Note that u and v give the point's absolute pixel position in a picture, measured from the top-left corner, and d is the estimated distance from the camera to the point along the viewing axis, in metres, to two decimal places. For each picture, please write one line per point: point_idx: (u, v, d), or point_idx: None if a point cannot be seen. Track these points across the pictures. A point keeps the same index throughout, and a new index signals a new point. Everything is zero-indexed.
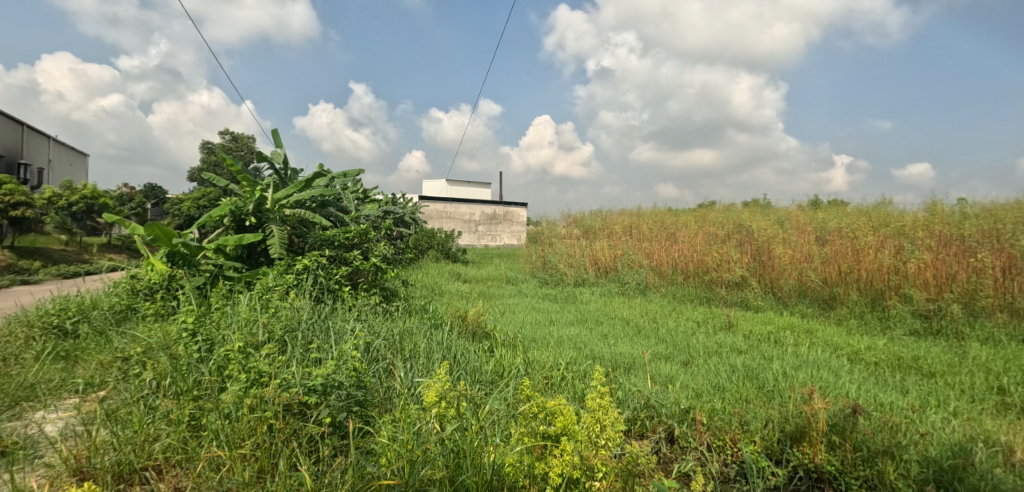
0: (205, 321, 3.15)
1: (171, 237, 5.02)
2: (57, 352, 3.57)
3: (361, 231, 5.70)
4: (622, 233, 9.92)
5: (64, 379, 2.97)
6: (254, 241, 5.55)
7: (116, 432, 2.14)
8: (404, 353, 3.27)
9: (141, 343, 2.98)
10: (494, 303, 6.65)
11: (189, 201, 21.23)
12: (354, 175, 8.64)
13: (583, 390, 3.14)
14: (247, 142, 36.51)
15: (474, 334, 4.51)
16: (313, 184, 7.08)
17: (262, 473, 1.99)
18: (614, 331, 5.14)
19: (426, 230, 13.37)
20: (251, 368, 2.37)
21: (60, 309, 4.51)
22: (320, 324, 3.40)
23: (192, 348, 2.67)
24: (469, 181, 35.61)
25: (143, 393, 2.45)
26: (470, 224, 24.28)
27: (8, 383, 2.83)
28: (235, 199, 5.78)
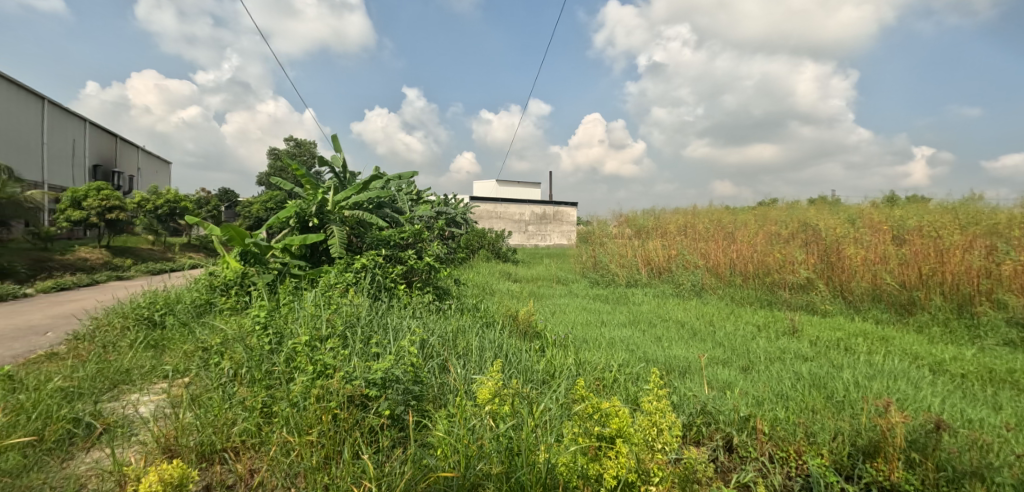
0: (275, 315, 3.35)
1: (243, 237, 5.39)
2: (148, 341, 3.92)
3: (415, 231, 5.87)
4: (675, 233, 9.62)
5: (154, 365, 3.25)
6: (317, 241, 5.84)
7: (199, 414, 2.32)
8: (457, 350, 3.33)
9: (220, 335, 3.22)
10: (545, 303, 6.66)
11: (258, 204, 22.68)
12: (408, 177, 8.90)
13: (636, 393, 3.07)
14: (309, 147, 38.50)
15: (525, 334, 4.53)
16: (370, 186, 7.36)
17: (329, 460, 2.11)
18: (668, 333, 5.00)
19: (477, 230, 13.56)
20: (317, 360, 2.49)
21: (150, 302, 4.95)
22: (377, 320, 3.53)
23: (263, 339, 2.84)
24: (520, 182, 35.78)
25: (222, 381, 2.65)
26: (520, 224, 24.41)
27: (107, 368, 3.14)
28: (299, 201, 6.13)
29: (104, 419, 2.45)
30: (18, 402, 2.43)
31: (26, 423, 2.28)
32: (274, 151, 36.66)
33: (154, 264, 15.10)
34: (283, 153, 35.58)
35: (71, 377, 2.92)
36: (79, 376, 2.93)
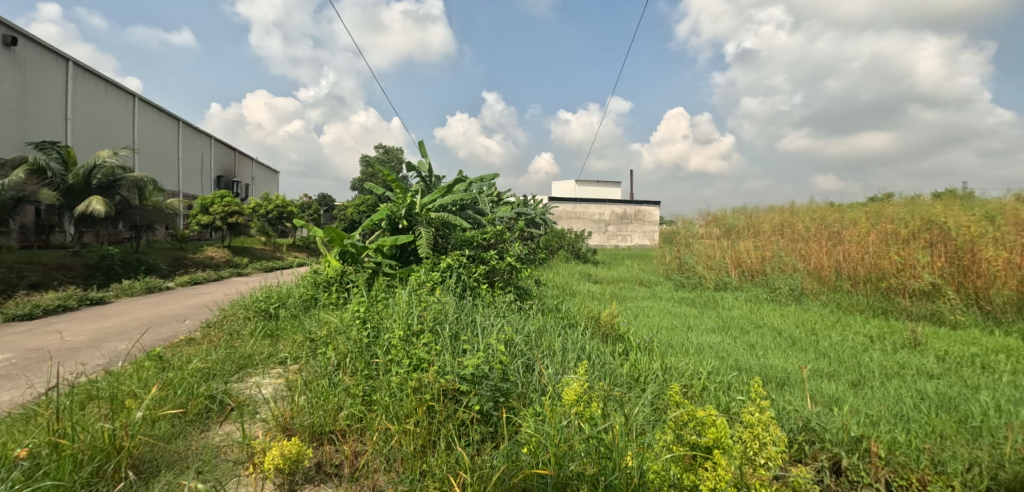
0: (372, 310, 3.58)
1: (342, 238, 5.83)
2: (265, 330, 4.38)
3: (497, 232, 5.97)
4: (771, 233, 8.93)
5: (271, 352, 3.62)
6: (406, 242, 6.15)
7: (310, 398, 2.55)
8: (542, 350, 3.35)
9: (325, 327, 3.50)
10: (628, 305, 6.51)
11: (353, 207, 24.39)
12: (490, 179, 9.09)
13: (729, 403, 2.90)
14: (397, 153, 40.78)
15: (607, 336, 4.45)
16: (454, 189, 7.63)
17: (425, 448, 2.24)
18: (764, 341, 4.67)
19: (557, 231, 13.58)
20: (413, 354, 2.62)
21: (266, 297, 5.51)
22: (464, 318, 3.64)
23: (364, 333, 3.05)
24: (600, 182, 35.26)
25: (329, 368, 2.87)
26: (600, 224, 24.10)
27: (234, 352, 3.55)
28: (390, 204, 6.51)
29: (234, 398, 2.76)
30: (167, 378, 2.80)
31: (174, 396, 2.62)
32: (366, 157, 39.15)
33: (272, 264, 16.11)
34: (374, 160, 37.95)
35: (207, 359, 3.33)
36: (212, 359, 3.32)
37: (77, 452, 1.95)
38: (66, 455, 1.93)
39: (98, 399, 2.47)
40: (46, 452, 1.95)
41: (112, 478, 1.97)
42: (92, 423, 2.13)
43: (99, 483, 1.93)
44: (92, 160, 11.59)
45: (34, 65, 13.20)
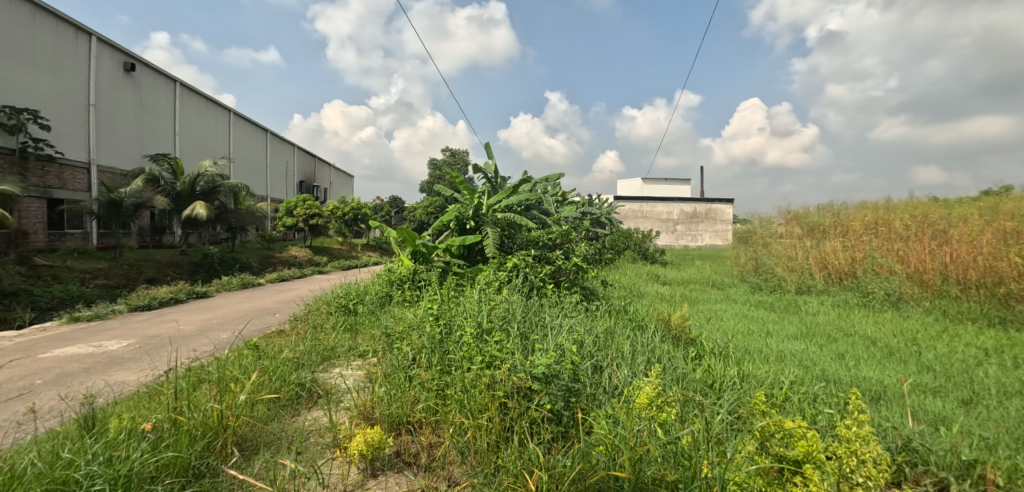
0: (443, 308, 3.69)
1: (413, 238, 6.06)
2: (345, 325, 4.65)
3: (563, 231, 5.93)
4: (861, 231, 8.14)
5: (351, 345, 3.85)
6: (473, 242, 6.27)
7: (389, 389, 2.68)
8: (611, 351, 3.29)
9: (401, 323, 3.67)
10: (699, 308, 6.24)
11: (422, 209, 25.31)
12: (554, 178, 9.07)
13: (817, 416, 2.70)
14: (463, 156, 41.82)
15: (677, 340, 4.28)
16: (519, 190, 7.69)
17: (499, 444, 2.28)
18: (854, 350, 4.29)
19: (623, 230, 13.29)
20: (486, 352, 2.68)
21: (345, 294, 5.85)
22: (532, 318, 3.66)
23: (436, 329, 3.16)
24: (667, 180, 34.16)
25: (406, 363, 3.00)
26: (668, 224, 23.33)
27: (319, 344, 3.80)
28: (458, 206, 6.68)
29: (320, 387, 2.97)
30: (264, 365, 3.06)
31: (270, 382, 2.86)
32: (434, 160, 40.43)
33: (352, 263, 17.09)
34: (441, 163, 39.10)
35: (295, 350, 3.60)
36: (300, 350, 3.58)
37: (193, 428, 2.19)
38: (184, 430, 2.17)
39: (206, 382, 2.75)
40: (166, 426, 2.19)
41: (220, 453, 2.19)
42: (204, 403, 2.37)
43: (210, 455, 2.16)
44: (195, 170, 12.86)
45: (148, 87, 14.82)
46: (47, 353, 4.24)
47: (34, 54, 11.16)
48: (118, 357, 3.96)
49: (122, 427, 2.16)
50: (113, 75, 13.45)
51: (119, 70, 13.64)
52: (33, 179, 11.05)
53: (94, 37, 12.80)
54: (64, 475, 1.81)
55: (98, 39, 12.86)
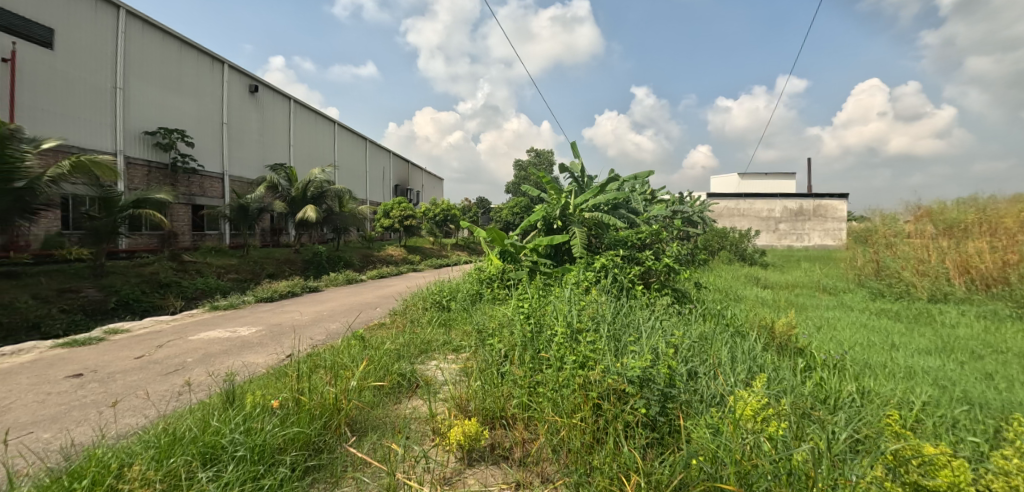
0: (534, 306, 3.72)
1: (502, 238, 6.19)
2: (440, 320, 4.87)
3: (653, 231, 5.72)
4: (1015, 229, 6.95)
5: (446, 340, 4.02)
6: (560, 242, 6.25)
7: (483, 383, 2.77)
8: (710, 356, 3.11)
9: (492, 321, 3.76)
10: (808, 315, 5.69)
11: (508, 209, 25.76)
12: (643, 176, 8.78)
13: (960, 443, 2.35)
14: (548, 156, 41.98)
15: (783, 349, 3.95)
16: (606, 189, 7.54)
17: (593, 444, 2.27)
18: (1006, 370, 3.67)
19: (717, 230, 12.54)
20: (579, 352, 2.66)
21: (438, 291, 6.13)
22: (622, 319, 3.56)
23: (527, 327, 3.19)
24: (766, 175, 31.69)
25: (498, 358, 3.06)
26: (768, 222, 21.59)
27: (416, 338, 4.02)
28: (545, 205, 6.73)
29: (420, 378, 3.15)
30: (370, 355, 3.31)
31: (376, 370, 3.09)
32: (519, 161, 40.93)
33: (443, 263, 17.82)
34: (527, 164, 39.50)
35: (396, 342, 3.84)
36: (400, 342, 3.82)
37: (313, 408, 2.43)
38: (305, 408, 2.42)
39: (322, 367, 3.03)
40: (290, 405, 2.45)
41: (335, 431, 2.41)
42: (321, 386, 2.62)
43: (327, 433, 2.38)
44: (307, 177, 14.18)
45: (268, 104, 16.61)
46: (195, 335, 4.92)
47: (181, 83, 12.97)
48: (248, 342, 4.48)
49: (256, 402, 2.45)
50: (241, 96, 15.25)
51: (245, 92, 15.45)
52: (181, 188, 12.86)
53: (226, 64, 14.60)
54: (213, 440, 2.09)
55: (229, 66, 14.65)
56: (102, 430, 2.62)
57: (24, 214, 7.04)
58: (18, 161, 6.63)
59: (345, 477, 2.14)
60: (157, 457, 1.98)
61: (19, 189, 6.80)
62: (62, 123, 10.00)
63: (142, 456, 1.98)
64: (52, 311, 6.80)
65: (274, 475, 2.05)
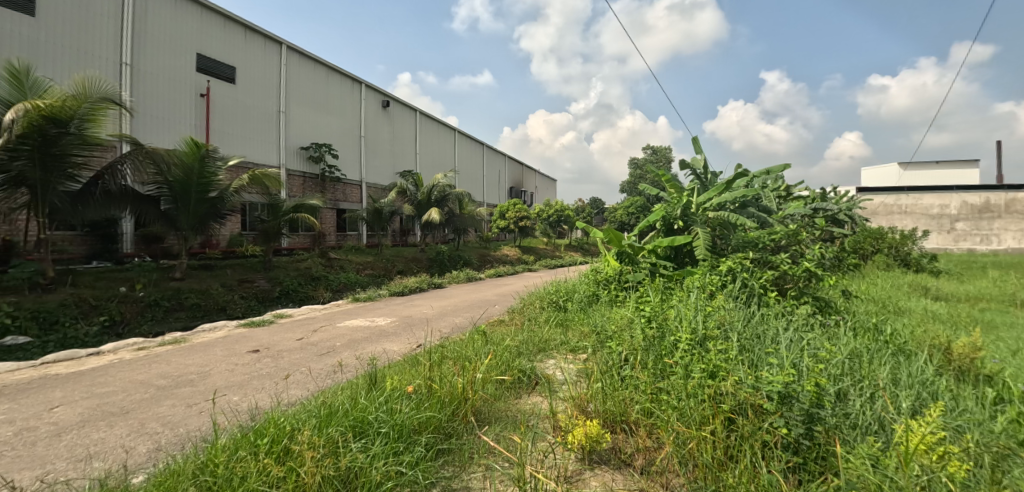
0: (657, 309, 3.55)
1: (619, 239, 6.03)
2: (557, 320, 4.92)
3: (789, 232, 5.10)
4: None
5: (563, 340, 4.04)
6: (681, 243, 5.90)
7: (603, 385, 2.74)
8: (866, 376, 2.70)
9: (613, 323, 3.68)
10: (999, 336, 4.68)
11: (625, 210, 25.06)
12: (777, 171, 7.96)
13: None
14: (665, 153, 40.12)
15: (963, 376, 3.29)
16: (733, 186, 7.00)
17: (726, 462, 2.13)
18: None
19: (871, 230, 11.03)
20: (709, 361, 2.51)
21: (555, 291, 6.20)
22: (755, 329, 3.25)
23: (649, 331, 3.07)
24: (938, 164, 26.81)
25: (619, 361, 2.98)
26: (940, 221, 18.28)
27: (535, 336, 4.10)
28: (664, 205, 6.44)
29: (540, 375, 3.22)
30: (493, 350, 3.45)
31: (499, 365, 3.22)
32: (635, 159, 39.60)
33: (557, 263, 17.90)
34: (643, 161, 38.06)
35: (515, 338, 3.97)
36: (520, 339, 3.94)
37: (443, 395, 2.61)
38: (436, 395, 2.61)
39: (449, 358, 3.25)
40: (423, 391, 2.66)
41: (463, 420, 2.58)
42: (449, 376, 2.81)
43: (455, 420, 2.55)
44: (432, 182, 15.22)
45: (398, 116, 18.19)
46: (342, 323, 5.59)
47: (328, 102, 14.73)
48: (384, 331, 4.95)
49: (394, 387, 2.70)
50: (375, 111, 16.93)
51: (379, 107, 17.09)
52: (328, 194, 14.58)
53: (363, 84, 16.30)
54: (361, 416, 2.34)
55: (366, 85, 16.33)
56: (277, 397, 3.10)
57: (216, 218, 8.59)
58: (213, 176, 8.08)
59: (473, 464, 2.28)
60: (319, 425, 2.27)
61: (213, 198, 8.32)
62: (242, 143, 11.97)
63: (308, 423, 2.28)
64: (235, 297, 8.18)
65: (411, 453, 2.23)
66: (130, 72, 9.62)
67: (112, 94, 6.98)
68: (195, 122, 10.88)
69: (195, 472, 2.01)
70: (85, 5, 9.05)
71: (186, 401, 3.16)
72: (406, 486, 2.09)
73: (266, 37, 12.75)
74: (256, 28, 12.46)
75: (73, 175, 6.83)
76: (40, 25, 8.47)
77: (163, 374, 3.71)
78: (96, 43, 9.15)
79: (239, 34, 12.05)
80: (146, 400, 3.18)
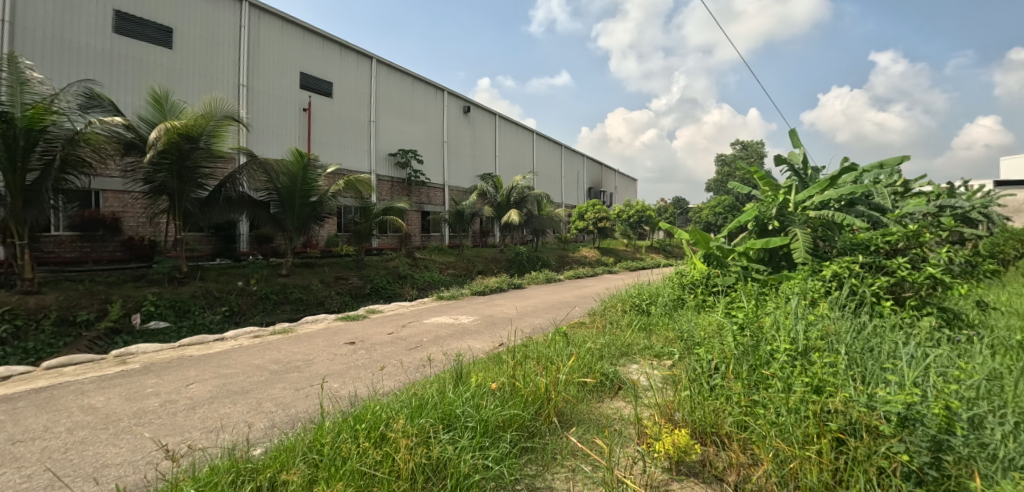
0: (752, 316, 3.32)
1: (707, 241, 5.71)
2: (640, 323, 4.79)
3: (907, 233, 4.49)
4: None
5: (647, 345, 3.93)
6: (778, 245, 5.47)
7: (692, 394, 2.62)
8: (1010, 402, 2.34)
9: (703, 329, 3.51)
10: None
11: (712, 210, 23.77)
12: (893, 164, 7.13)
13: None
14: (757, 148, 37.51)
15: None
16: (839, 182, 6.39)
17: (833, 486, 1.95)
18: None
19: (1012, 231, 9.51)
20: (814, 375, 2.32)
21: (637, 294, 6.04)
22: (867, 341, 2.93)
23: (743, 339, 2.89)
24: None
25: (709, 370, 2.84)
26: None
27: (618, 340, 4.01)
28: (758, 204, 6.05)
29: (623, 380, 3.16)
30: (575, 352, 3.43)
31: (581, 367, 3.20)
32: (723, 156, 37.41)
33: (639, 265, 17.38)
34: (732, 158, 35.89)
35: (597, 341, 3.93)
36: (602, 342, 3.90)
37: (527, 394, 2.66)
38: (520, 394, 2.65)
39: (531, 358, 3.28)
40: (507, 389, 2.71)
41: (546, 419, 2.60)
42: (533, 375, 2.84)
43: (538, 420, 2.58)
44: (511, 184, 15.45)
45: (479, 121, 18.71)
46: (428, 319, 5.87)
47: (414, 110, 15.49)
48: (468, 329, 5.12)
49: (478, 384, 2.77)
50: (457, 116, 17.52)
51: (461, 113, 17.68)
52: (414, 197, 15.31)
53: (446, 92, 16.96)
54: (449, 409, 2.44)
55: (448, 93, 16.97)
56: (373, 387, 3.32)
57: (316, 221, 9.33)
58: (314, 182, 8.81)
59: (557, 465, 2.29)
60: (411, 415, 2.40)
61: (314, 202, 9.04)
62: (339, 151, 12.95)
63: (402, 412, 2.42)
64: (332, 292, 8.86)
65: (497, 449, 2.29)
66: (246, 93, 10.78)
67: (232, 111, 7.84)
68: (299, 133, 11.95)
69: (305, 450, 2.21)
70: (211, 36, 10.27)
71: (296, 384, 3.49)
72: (492, 480, 2.14)
73: (359, 52, 13.68)
74: (350, 45, 13.41)
75: (201, 184, 7.77)
76: (176, 56, 9.73)
77: (275, 360, 4.12)
78: (219, 68, 10.36)
79: (336, 52, 13.04)
80: (262, 382, 3.55)
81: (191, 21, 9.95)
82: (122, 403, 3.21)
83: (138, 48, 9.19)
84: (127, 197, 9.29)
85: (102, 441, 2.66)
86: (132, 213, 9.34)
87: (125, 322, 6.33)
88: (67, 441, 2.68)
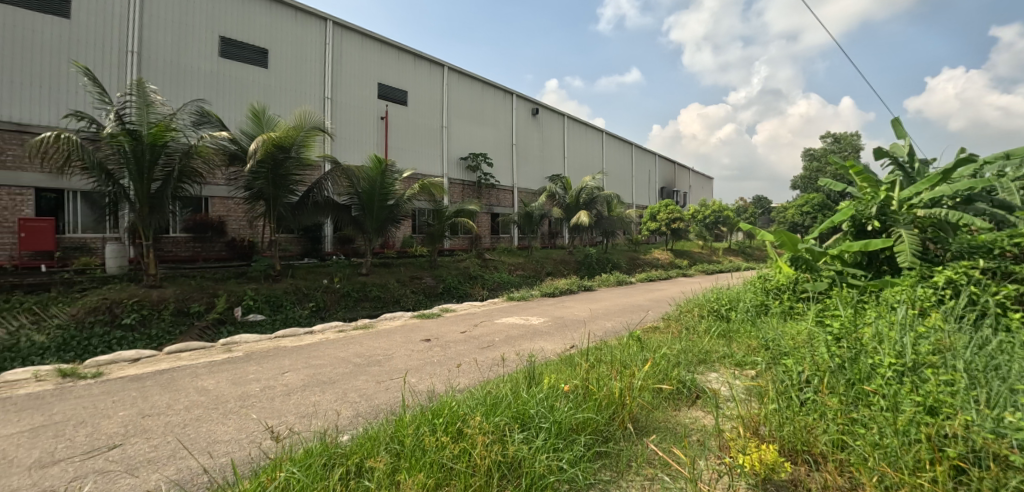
0: (848, 325, 3.05)
1: (795, 242, 5.30)
2: (720, 331, 4.55)
3: None
4: None
5: (727, 353, 3.72)
6: (879, 248, 4.97)
7: (781, 406, 2.45)
8: None
9: (791, 338, 3.27)
10: None
11: (798, 209, 22.06)
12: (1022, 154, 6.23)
13: None
14: (851, 141, 34.34)
15: None
16: (953, 176, 5.69)
17: None
18: None
19: None
20: (928, 394, 2.10)
21: (715, 299, 5.74)
22: (991, 357, 2.60)
23: (840, 350, 2.66)
24: None
25: (799, 382, 2.65)
26: None
27: (695, 347, 3.83)
28: (855, 203, 5.54)
29: (701, 389, 3.02)
30: (650, 358, 3.33)
31: (656, 374, 3.10)
32: (812, 150, 34.63)
33: (716, 268, 16.52)
34: (822, 153, 33.12)
35: (672, 347, 3.78)
36: (677, 348, 3.75)
37: (601, 398, 2.62)
38: (594, 398, 2.63)
39: (605, 362, 3.24)
40: (580, 392, 2.69)
41: (621, 425, 2.55)
42: (607, 379, 2.80)
43: (613, 425, 2.54)
44: (581, 185, 15.29)
45: (547, 123, 18.72)
46: (499, 320, 5.96)
47: (484, 114, 15.82)
48: (539, 330, 5.14)
49: (550, 386, 2.77)
50: (526, 119, 17.66)
51: (529, 116, 17.81)
52: (484, 199, 15.61)
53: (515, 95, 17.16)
54: (523, 409, 2.45)
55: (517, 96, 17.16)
56: (449, 383, 3.43)
57: (393, 223, 9.78)
58: (391, 186, 9.26)
59: (633, 472, 2.24)
60: (486, 412, 2.45)
61: (391, 206, 9.50)
62: (414, 157, 13.52)
63: (477, 409, 2.48)
64: (408, 291, 9.25)
65: (571, 451, 2.28)
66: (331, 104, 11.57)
67: (320, 122, 8.44)
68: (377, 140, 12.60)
69: (387, 439, 2.33)
70: (301, 53, 11.12)
71: (377, 377, 3.69)
72: (566, 483, 2.14)
73: (432, 61, 14.20)
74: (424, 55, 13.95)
75: (293, 190, 8.43)
76: (272, 73, 10.63)
77: (358, 354, 4.37)
78: (307, 83, 11.19)
79: (411, 62, 13.63)
80: (348, 373, 3.79)
81: (284, 41, 10.84)
82: (229, 386, 3.55)
83: (239, 68, 10.14)
84: (230, 203, 10.25)
85: (213, 420, 2.97)
86: (235, 217, 10.29)
87: (228, 314, 7.01)
88: (185, 418, 3.01)
